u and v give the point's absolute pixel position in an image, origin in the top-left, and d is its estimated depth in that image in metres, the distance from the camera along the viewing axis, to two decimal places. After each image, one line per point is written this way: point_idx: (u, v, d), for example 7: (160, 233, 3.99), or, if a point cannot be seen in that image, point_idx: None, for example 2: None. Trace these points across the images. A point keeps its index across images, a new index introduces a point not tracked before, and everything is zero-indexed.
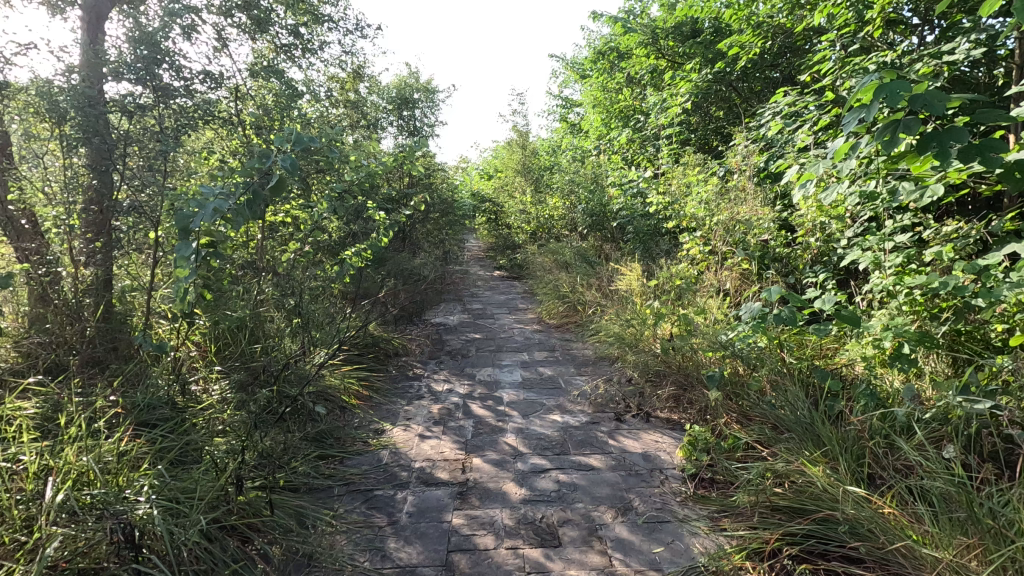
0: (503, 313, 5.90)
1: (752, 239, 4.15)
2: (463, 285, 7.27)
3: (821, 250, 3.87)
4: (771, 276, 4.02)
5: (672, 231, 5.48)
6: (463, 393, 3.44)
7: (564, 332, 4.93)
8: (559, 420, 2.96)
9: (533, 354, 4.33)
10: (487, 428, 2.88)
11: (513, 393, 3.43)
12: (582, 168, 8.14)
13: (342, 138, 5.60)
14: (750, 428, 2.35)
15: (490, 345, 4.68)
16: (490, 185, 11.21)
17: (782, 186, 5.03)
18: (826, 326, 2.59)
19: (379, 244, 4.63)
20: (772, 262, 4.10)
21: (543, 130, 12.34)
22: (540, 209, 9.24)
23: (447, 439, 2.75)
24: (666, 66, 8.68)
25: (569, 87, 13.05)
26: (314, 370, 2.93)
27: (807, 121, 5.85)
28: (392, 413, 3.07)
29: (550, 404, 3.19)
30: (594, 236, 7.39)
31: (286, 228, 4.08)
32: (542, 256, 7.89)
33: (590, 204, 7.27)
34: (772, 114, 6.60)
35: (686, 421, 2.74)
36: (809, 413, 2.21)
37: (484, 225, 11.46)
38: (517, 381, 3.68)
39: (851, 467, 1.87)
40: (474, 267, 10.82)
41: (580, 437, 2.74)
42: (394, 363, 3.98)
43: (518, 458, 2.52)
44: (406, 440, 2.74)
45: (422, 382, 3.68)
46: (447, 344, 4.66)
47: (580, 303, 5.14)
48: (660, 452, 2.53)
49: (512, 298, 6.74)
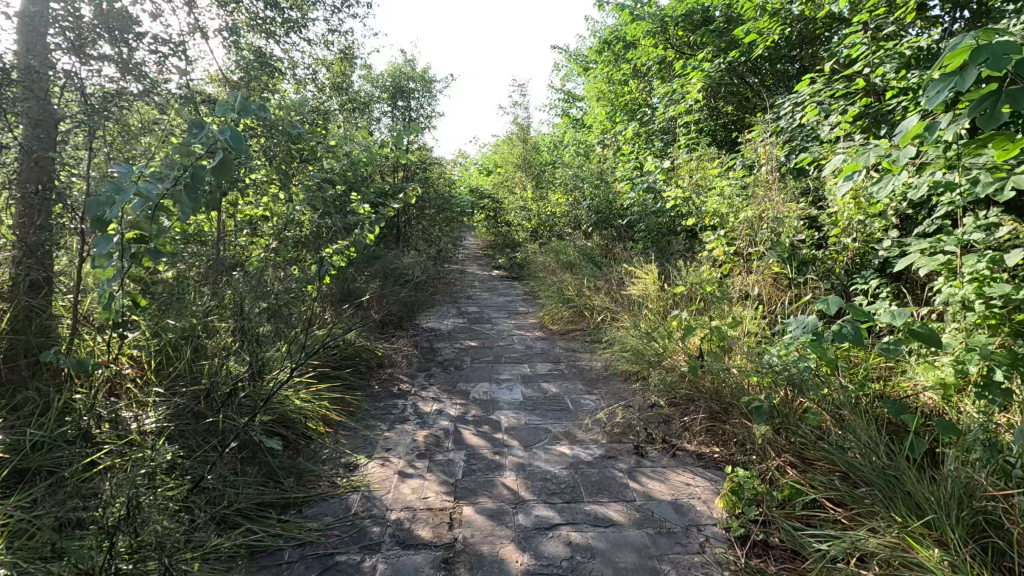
0: (501, 318, 5.42)
1: (784, 240, 3.68)
2: (460, 286, 6.79)
3: (861, 252, 3.42)
4: (805, 282, 3.55)
5: (689, 230, 5.00)
6: (454, 416, 2.96)
7: (569, 340, 4.44)
8: (567, 453, 2.48)
9: (535, 367, 3.85)
10: (481, 464, 2.40)
11: (512, 415, 2.96)
12: (586, 162, 7.65)
13: (328, 125, 5.12)
14: (812, 476, 1.87)
15: (487, 355, 4.19)
16: (489, 180, 10.71)
17: (809, 182, 4.56)
18: (894, 346, 2.12)
19: (363, 242, 4.15)
20: (807, 266, 3.61)
21: (544, 125, 11.85)
22: (540, 206, 8.75)
23: (432, 478, 2.27)
24: (675, 57, 8.20)
25: (571, 81, 12.55)
26: (275, 391, 2.45)
27: (832, 113, 5.37)
28: (369, 442, 2.59)
29: (556, 431, 2.71)
30: (600, 235, 6.92)
31: (259, 222, 3.61)
32: (544, 255, 7.40)
33: (595, 201, 6.79)
34: (793, 107, 6.12)
35: (722, 459, 2.26)
36: (891, 461, 1.75)
37: (483, 222, 10.97)
38: (517, 400, 3.20)
39: (969, 546, 1.42)
40: (472, 266, 10.36)
41: (594, 478, 2.25)
42: (378, 378, 3.48)
43: (519, 507, 2.03)
44: (383, 479, 2.26)
45: (408, 401, 3.19)
46: (439, 354, 4.18)
47: (586, 309, 4.66)
48: (694, 500, 2.05)
49: (512, 301, 6.25)
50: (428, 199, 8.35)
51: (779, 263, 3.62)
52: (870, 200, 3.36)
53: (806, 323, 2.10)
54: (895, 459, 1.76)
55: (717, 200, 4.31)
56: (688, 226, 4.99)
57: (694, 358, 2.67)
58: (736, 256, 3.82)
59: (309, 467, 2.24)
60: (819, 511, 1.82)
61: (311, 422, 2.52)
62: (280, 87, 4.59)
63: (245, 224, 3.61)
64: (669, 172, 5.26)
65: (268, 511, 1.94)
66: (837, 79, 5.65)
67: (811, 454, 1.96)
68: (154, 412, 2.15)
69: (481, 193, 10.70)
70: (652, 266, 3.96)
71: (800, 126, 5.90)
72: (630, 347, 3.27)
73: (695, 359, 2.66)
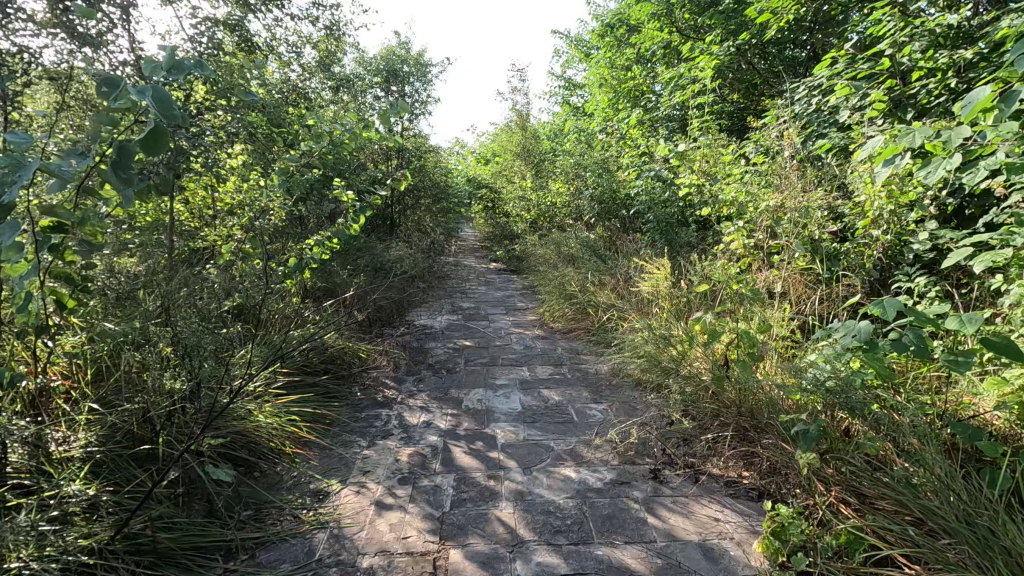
0: (498, 314, 5.08)
1: (811, 231, 3.33)
2: (456, 279, 6.46)
3: (892, 245, 3.08)
4: (833, 278, 3.21)
5: (700, 222, 4.66)
6: (444, 430, 2.62)
7: (571, 341, 4.10)
8: (572, 477, 2.15)
9: (534, 371, 3.52)
10: (473, 492, 2.05)
11: (509, 429, 2.62)
12: (588, 150, 7.29)
13: (312, 107, 4.75)
14: (877, 522, 1.53)
15: (482, 356, 3.86)
16: (487, 169, 10.35)
17: (832, 169, 4.21)
18: (963, 360, 1.73)
19: (347, 233, 3.79)
20: (834, 261, 3.27)
21: (544, 113, 11.45)
22: (541, 196, 8.38)
23: (414, 511, 1.93)
24: (681, 41, 7.82)
25: (572, 68, 12.14)
26: (232, 409, 2.10)
27: (853, 96, 5.00)
28: (344, 463, 2.25)
29: (560, 450, 2.37)
30: (603, 226, 6.57)
31: (231, 210, 3.27)
32: (543, 247, 7.05)
33: (598, 190, 6.43)
34: (809, 91, 5.75)
35: (755, 490, 1.92)
36: (980, 507, 1.42)
37: (481, 212, 10.61)
38: (515, 411, 2.86)
39: None
40: (470, 258, 10.02)
41: (606, 510, 1.91)
42: (361, 384, 3.15)
43: (517, 551, 1.69)
44: (357, 512, 1.91)
45: (393, 411, 2.85)
46: (430, 355, 3.84)
47: (590, 305, 4.32)
48: (726, 541, 1.71)
49: (510, 296, 5.91)
50: (422, 189, 8.00)
51: (803, 258, 3.28)
52: (904, 187, 3.01)
53: (860, 329, 1.76)
54: (985, 503, 1.42)
55: (733, 189, 3.97)
56: (699, 217, 4.65)
57: (717, 367, 2.34)
58: (755, 250, 3.49)
59: (268, 499, 1.90)
60: (885, 565, 1.48)
61: (276, 441, 2.18)
62: (259, 65, 4.22)
63: (216, 214, 3.27)
64: (679, 159, 4.90)
65: (213, 559, 1.60)
66: (859, 60, 5.26)
67: (870, 490, 1.63)
68: (86, 434, 1.81)
69: (478, 183, 10.34)
70: (663, 261, 3.63)
71: (817, 111, 5.53)
72: (642, 351, 2.94)
73: (718, 368, 2.33)
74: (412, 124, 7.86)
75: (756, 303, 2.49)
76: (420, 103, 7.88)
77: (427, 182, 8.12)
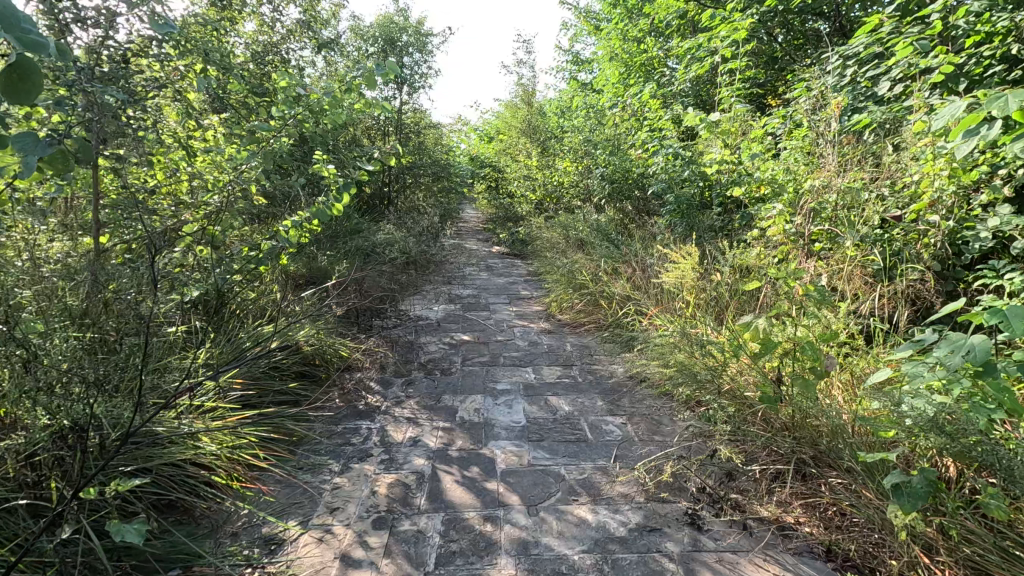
0: (500, 304, 4.64)
1: (863, 217, 2.86)
2: (455, 263, 5.99)
3: (953, 231, 2.64)
4: (890, 271, 2.75)
5: (725, 206, 4.18)
6: (433, 450, 2.20)
7: (581, 337, 3.66)
8: (589, 520, 1.72)
9: (539, 373, 3.09)
10: (464, 541, 1.63)
11: (510, 450, 2.20)
12: (598, 127, 6.76)
13: (294, 72, 4.24)
14: None
15: (480, 355, 3.43)
16: (491, 147, 9.84)
17: (878, 147, 3.71)
18: None
19: (328, 215, 3.33)
20: (890, 251, 2.81)
21: (550, 89, 10.87)
22: (547, 176, 7.87)
23: (389, 570, 1.51)
24: (699, 10, 7.23)
25: (580, 42, 11.51)
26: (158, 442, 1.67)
27: (897, 65, 4.47)
28: (309, 498, 1.84)
29: (572, 482, 1.95)
30: (614, 209, 6.08)
31: (191, 187, 2.81)
32: (549, 231, 6.57)
33: (610, 169, 5.94)
34: (842, 61, 5.22)
35: (825, 549, 1.49)
36: None
37: (484, 192, 10.10)
38: (518, 425, 2.44)
39: None
40: (471, 240, 9.56)
41: (634, 573, 1.48)
42: (341, 390, 2.74)
43: None
44: (316, 572, 1.49)
45: (375, 424, 2.43)
46: (423, 352, 3.42)
47: (602, 297, 3.88)
48: None
49: (513, 283, 5.46)
50: (420, 167, 7.49)
51: (855, 247, 2.82)
52: (967, 164, 2.57)
53: (974, 347, 1.30)
54: None
55: (769, 168, 3.48)
56: (725, 199, 4.16)
57: (766, 382, 1.90)
58: (797, 238, 3.00)
59: (200, 552, 1.47)
60: None
61: (223, 471, 1.79)
62: (229, 22, 3.72)
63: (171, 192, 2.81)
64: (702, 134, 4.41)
65: None
66: (903, 26, 4.71)
67: (1000, 571, 1.22)
68: None
69: (481, 162, 9.84)
70: (689, 249, 3.17)
71: (853, 83, 5.00)
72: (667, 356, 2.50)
73: (768, 383, 1.89)
74: (411, 98, 7.32)
75: (818, 303, 2.01)
76: (420, 75, 7.31)
77: (426, 160, 7.61)
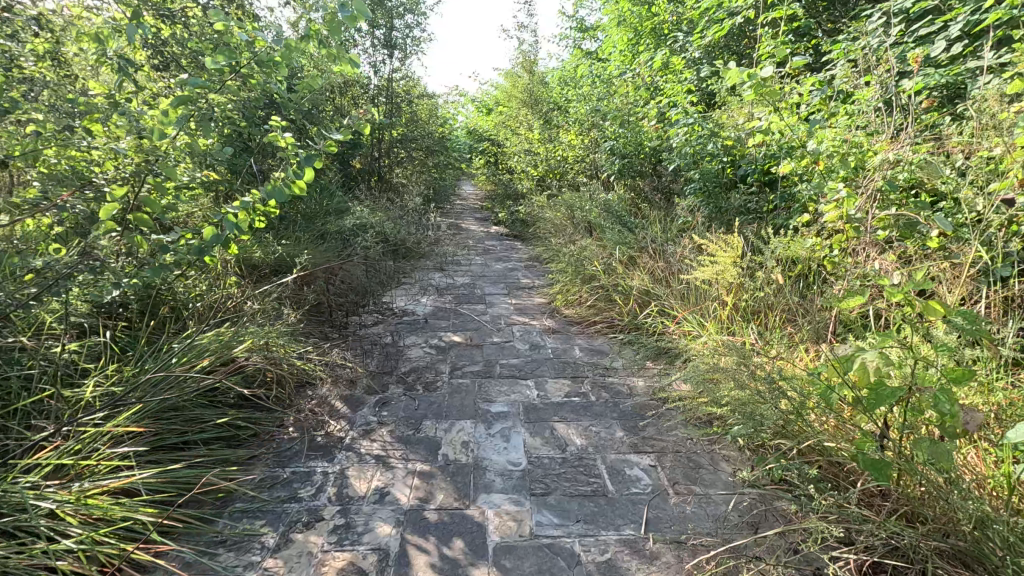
0: (498, 296, 4.07)
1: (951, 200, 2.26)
2: (449, 246, 5.40)
3: None
4: (985, 270, 2.17)
5: (760, 184, 3.58)
6: (405, 511, 1.66)
7: (592, 340, 3.10)
8: None
9: (542, 389, 2.54)
10: None
11: (509, 511, 1.66)
12: (606, 96, 6.09)
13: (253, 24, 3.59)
14: None
15: (472, 363, 2.87)
16: (489, 120, 9.16)
17: (948, 115, 3.08)
18: None
19: (287, 194, 2.70)
20: (985, 243, 2.23)
21: (553, 57, 10.12)
22: (549, 150, 7.21)
23: None
24: None
25: (584, 6, 10.69)
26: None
27: (959, 19, 3.81)
28: None
29: (590, 568, 1.41)
30: (624, 187, 5.47)
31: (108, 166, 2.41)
32: (552, 211, 5.96)
33: (621, 143, 5.32)
34: (888, 19, 4.54)
35: None
36: None
37: (482, 167, 9.44)
38: (518, 468, 1.89)
39: None
40: (469, 218, 8.96)
41: None
42: (297, 414, 2.20)
43: None
44: None
45: (332, 467, 1.89)
46: (404, 359, 2.87)
47: (616, 291, 3.33)
48: None
49: (513, 270, 4.89)
50: (411, 140, 6.85)
51: (940, 239, 2.24)
52: None
53: None
54: None
55: (824, 139, 2.86)
56: (760, 176, 3.56)
57: (865, 438, 1.34)
58: (860, 226, 2.41)
59: None
60: None
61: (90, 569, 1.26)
62: None
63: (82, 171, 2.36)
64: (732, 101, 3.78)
65: None
66: None
67: None
68: None
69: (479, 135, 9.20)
70: (727, 238, 2.59)
71: (900, 42, 4.34)
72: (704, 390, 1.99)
73: (867, 439, 1.34)
74: (403, 64, 6.50)
75: (952, 329, 1.41)
76: (412, 40, 6.47)
77: (417, 133, 6.96)
